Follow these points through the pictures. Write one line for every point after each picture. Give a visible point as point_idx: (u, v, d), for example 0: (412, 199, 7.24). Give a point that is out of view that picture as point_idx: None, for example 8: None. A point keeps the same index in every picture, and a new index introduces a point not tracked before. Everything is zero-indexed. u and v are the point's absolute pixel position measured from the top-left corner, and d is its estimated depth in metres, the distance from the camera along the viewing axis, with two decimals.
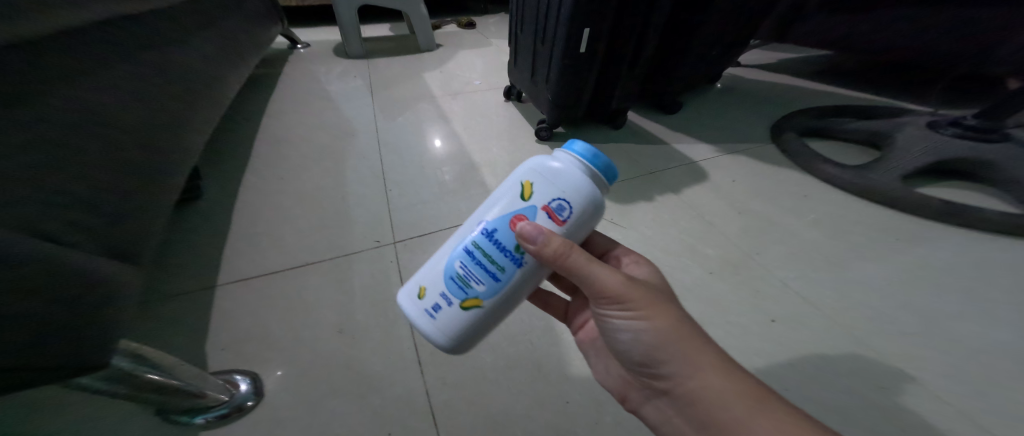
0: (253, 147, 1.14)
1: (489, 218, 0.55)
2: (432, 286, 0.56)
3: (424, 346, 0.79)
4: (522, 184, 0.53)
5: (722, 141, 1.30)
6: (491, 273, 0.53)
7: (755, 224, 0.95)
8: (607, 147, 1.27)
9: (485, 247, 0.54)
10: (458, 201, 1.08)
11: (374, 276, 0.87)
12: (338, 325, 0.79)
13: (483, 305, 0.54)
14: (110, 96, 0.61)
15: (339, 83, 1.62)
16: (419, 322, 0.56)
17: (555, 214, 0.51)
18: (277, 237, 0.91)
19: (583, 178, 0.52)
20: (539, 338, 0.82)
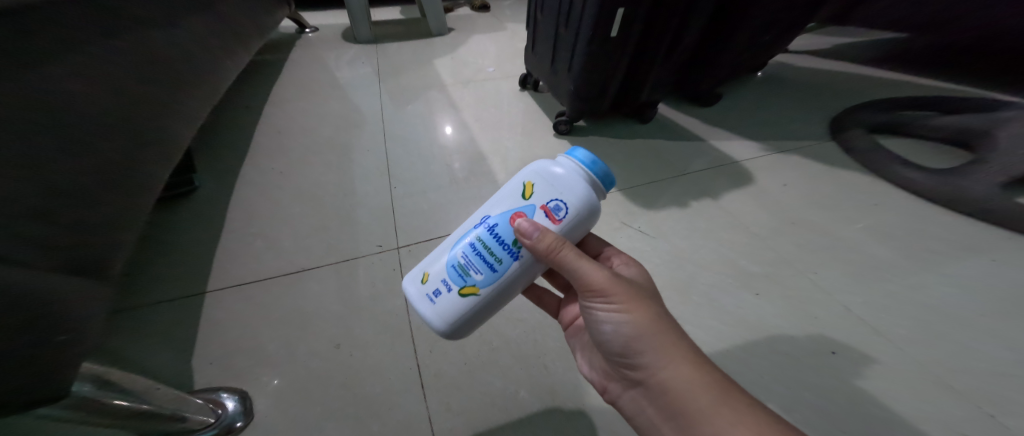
0: (250, 135, 1.06)
1: (490, 212, 0.53)
2: (435, 270, 0.54)
3: (427, 367, 0.70)
4: (523, 184, 0.52)
5: (764, 137, 1.17)
6: (490, 263, 0.51)
7: (807, 236, 0.84)
8: (635, 144, 1.16)
9: (485, 238, 0.52)
10: (469, 201, 0.98)
11: (374, 284, 0.78)
12: (333, 339, 0.70)
13: (479, 293, 0.51)
14: (90, 78, 0.52)
15: (348, 69, 1.55)
16: (419, 306, 0.54)
17: (550, 213, 0.50)
18: (270, 235, 0.81)
19: (583, 184, 0.50)
20: (554, 360, 0.74)
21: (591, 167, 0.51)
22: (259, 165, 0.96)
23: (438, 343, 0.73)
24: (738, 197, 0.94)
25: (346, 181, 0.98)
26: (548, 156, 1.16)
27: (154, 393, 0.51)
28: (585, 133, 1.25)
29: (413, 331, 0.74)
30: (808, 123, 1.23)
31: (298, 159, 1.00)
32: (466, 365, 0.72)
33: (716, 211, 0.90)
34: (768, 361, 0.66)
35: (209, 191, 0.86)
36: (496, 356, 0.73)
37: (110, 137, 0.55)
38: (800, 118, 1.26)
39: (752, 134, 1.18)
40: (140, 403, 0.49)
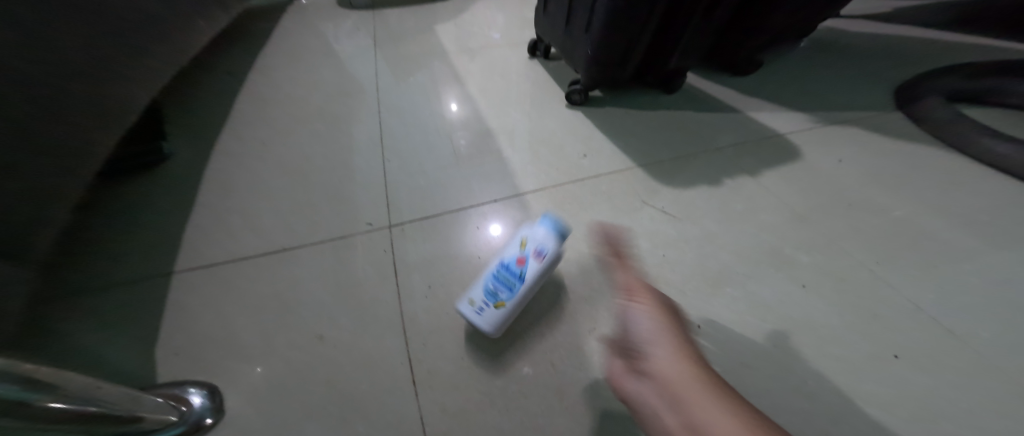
0: (231, 101, 0.95)
1: (499, 258, 0.66)
2: (474, 295, 0.64)
3: (420, 362, 0.62)
4: (514, 239, 0.67)
5: (798, 116, 1.06)
6: (515, 276, 0.63)
7: (848, 224, 0.76)
8: (668, 117, 1.09)
9: (505, 275, 0.64)
10: (472, 179, 0.89)
11: (362, 267, 0.69)
12: (314, 329, 0.60)
13: (506, 306, 0.63)
14: (27, 22, 0.44)
15: (347, 40, 1.39)
16: (472, 319, 0.63)
17: (538, 254, 0.63)
18: (245, 210, 0.71)
19: (557, 237, 0.64)
20: (563, 358, 0.65)
21: (559, 224, 0.64)
22: (238, 133, 0.86)
23: (433, 336, 0.65)
24: (772, 177, 0.86)
25: (336, 153, 0.88)
26: (560, 129, 1.05)
27: (101, 394, 0.39)
28: (600, 104, 1.15)
29: (404, 322, 0.65)
30: (852, 98, 1.11)
31: (283, 130, 0.90)
32: (464, 361, 0.64)
33: (747, 193, 0.83)
34: (802, 367, 0.59)
35: (179, 160, 0.77)
36: (498, 352, 0.65)
37: (55, 95, 0.48)
38: (843, 94, 1.13)
39: (793, 114, 1.06)
40: (87, 406, 0.38)
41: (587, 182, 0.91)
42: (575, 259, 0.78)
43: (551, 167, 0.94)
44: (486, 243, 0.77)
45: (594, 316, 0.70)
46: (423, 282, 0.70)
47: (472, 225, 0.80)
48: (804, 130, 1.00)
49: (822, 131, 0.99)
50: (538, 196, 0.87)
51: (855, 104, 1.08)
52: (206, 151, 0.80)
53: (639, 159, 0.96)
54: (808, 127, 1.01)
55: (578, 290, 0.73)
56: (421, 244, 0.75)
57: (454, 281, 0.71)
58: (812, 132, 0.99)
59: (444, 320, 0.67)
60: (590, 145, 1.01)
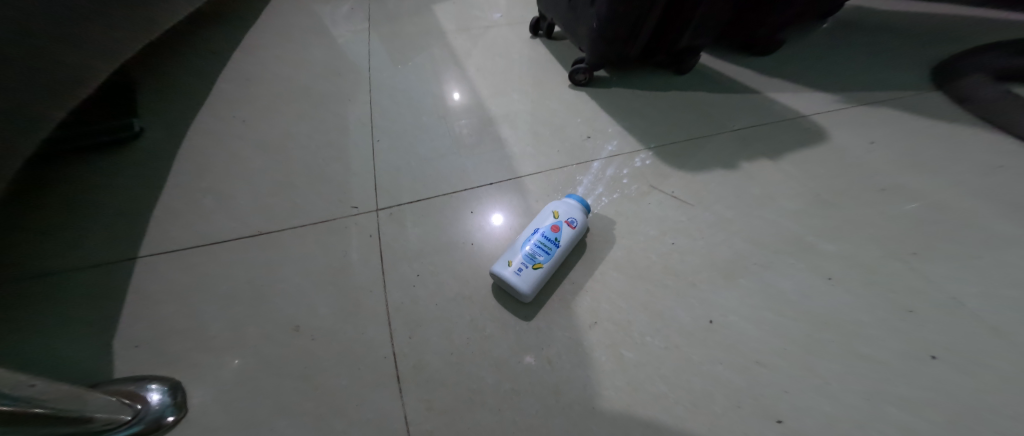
0: (211, 76, 0.89)
1: (535, 225, 0.68)
2: (513, 256, 0.64)
3: (405, 356, 0.57)
4: (543, 212, 0.70)
5: (811, 106, 1.01)
6: (552, 242, 0.65)
7: (858, 216, 0.74)
8: (686, 99, 1.05)
9: (543, 238, 0.65)
10: (467, 161, 0.84)
11: (345, 253, 0.63)
12: (290, 319, 0.55)
13: (545, 267, 0.64)
14: None
15: (347, 25, 1.26)
16: (509, 280, 0.62)
17: (570, 222, 0.67)
18: (220, 190, 0.65)
19: (584, 209, 0.70)
20: (560, 353, 0.60)
21: (585, 200, 0.70)
22: (217, 110, 0.80)
23: (421, 328, 0.60)
24: (781, 167, 0.84)
25: (322, 132, 0.82)
26: (562, 110, 0.99)
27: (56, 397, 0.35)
28: (605, 84, 1.08)
29: (389, 312, 0.60)
30: (868, 87, 1.07)
31: (267, 108, 0.84)
32: (453, 355, 0.59)
33: (753, 184, 0.81)
34: (822, 367, 0.57)
35: (148, 137, 0.71)
36: (490, 346, 0.60)
37: None
38: (857, 83, 1.08)
39: (803, 105, 1.01)
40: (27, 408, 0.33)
41: (589, 166, 0.85)
42: (575, 247, 0.72)
43: (553, 149, 0.88)
44: (483, 229, 0.72)
45: (596, 309, 0.65)
46: (412, 270, 0.65)
47: (465, 211, 0.75)
48: (812, 117, 0.97)
49: (835, 120, 0.95)
50: (537, 179, 0.81)
51: (870, 92, 1.04)
52: (177, 128, 0.74)
53: (654, 139, 0.92)
54: (819, 115, 0.97)
55: (579, 281, 0.68)
56: (409, 230, 0.70)
57: (445, 271, 0.66)
58: (823, 123, 0.94)
59: (433, 312, 0.62)
60: (593, 127, 0.95)
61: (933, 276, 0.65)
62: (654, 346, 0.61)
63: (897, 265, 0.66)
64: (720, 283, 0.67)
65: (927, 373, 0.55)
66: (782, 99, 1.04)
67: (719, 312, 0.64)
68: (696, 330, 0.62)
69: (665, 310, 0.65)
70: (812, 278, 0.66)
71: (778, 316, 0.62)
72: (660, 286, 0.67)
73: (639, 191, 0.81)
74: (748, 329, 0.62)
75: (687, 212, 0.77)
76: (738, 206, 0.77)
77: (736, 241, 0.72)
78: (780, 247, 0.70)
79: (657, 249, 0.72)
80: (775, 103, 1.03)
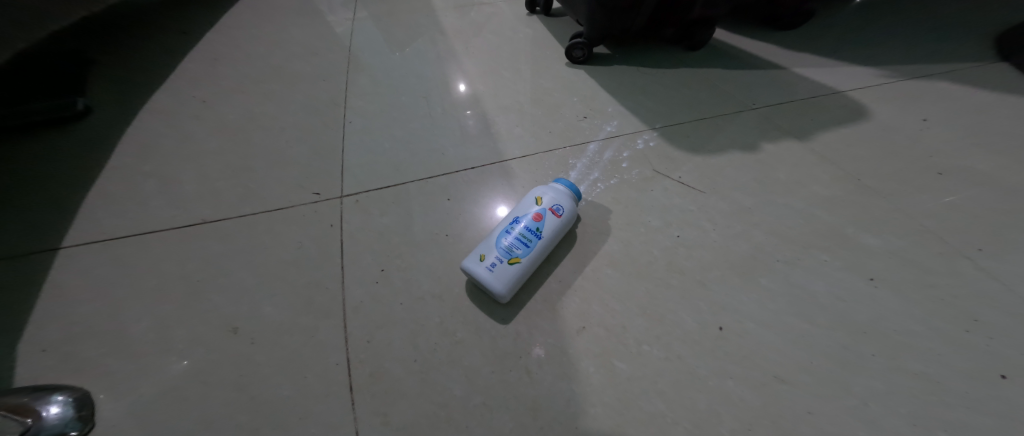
0: (177, 58, 0.82)
1: (514, 213, 0.59)
2: (488, 248, 0.56)
3: (361, 363, 0.49)
4: (525, 198, 0.61)
5: (844, 81, 0.89)
6: (533, 233, 0.57)
7: (902, 203, 0.62)
8: (698, 77, 0.93)
9: (523, 228, 0.57)
10: (447, 143, 0.75)
11: (300, 244, 0.56)
12: (227, 319, 0.48)
13: (523, 262, 0.55)
14: None
15: (345, 12, 1.09)
16: (482, 277, 0.54)
17: (554, 211, 0.59)
18: (167, 174, 0.59)
19: (572, 197, 0.61)
20: (541, 363, 0.52)
21: (575, 187, 0.62)
22: (177, 90, 0.73)
23: (381, 331, 0.52)
24: (808, 149, 0.73)
25: (290, 113, 0.75)
26: (558, 89, 0.89)
27: None
28: (606, 62, 0.98)
29: (346, 312, 0.52)
30: (908, 60, 0.94)
31: (233, 88, 0.77)
32: (417, 363, 0.51)
33: (774, 169, 0.70)
34: (857, 384, 0.47)
35: (92, 120, 0.65)
36: (461, 353, 0.53)
37: None
38: (895, 55, 0.96)
39: (833, 80, 0.89)
40: None
41: (584, 148, 0.76)
42: (565, 240, 0.64)
43: (544, 130, 0.79)
44: (461, 219, 0.64)
45: (585, 311, 0.57)
46: (376, 264, 0.57)
47: (441, 197, 0.66)
48: (844, 93, 0.85)
49: (870, 96, 0.83)
50: (524, 163, 0.72)
51: (912, 65, 0.92)
52: (128, 111, 0.67)
53: (660, 119, 0.82)
54: (852, 90, 0.85)
55: (567, 279, 0.60)
56: (377, 220, 0.62)
57: (415, 266, 0.59)
58: (857, 99, 0.83)
59: (398, 312, 0.54)
60: (591, 106, 0.85)
61: (994, 276, 0.54)
62: (651, 356, 0.52)
63: (950, 263, 0.55)
64: (734, 283, 0.57)
65: (990, 395, 0.45)
66: (808, 74, 0.92)
67: (732, 316, 0.54)
68: (703, 338, 0.53)
69: (666, 314, 0.56)
70: (846, 277, 0.55)
71: (803, 323, 0.52)
72: (661, 285, 0.58)
73: (641, 177, 0.71)
74: (768, 337, 0.52)
75: (696, 200, 0.67)
76: (755, 193, 0.67)
77: (753, 233, 0.62)
78: (806, 240, 0.60)
79: (659, 242, 0.63)
80: (800, 79, 0.91)
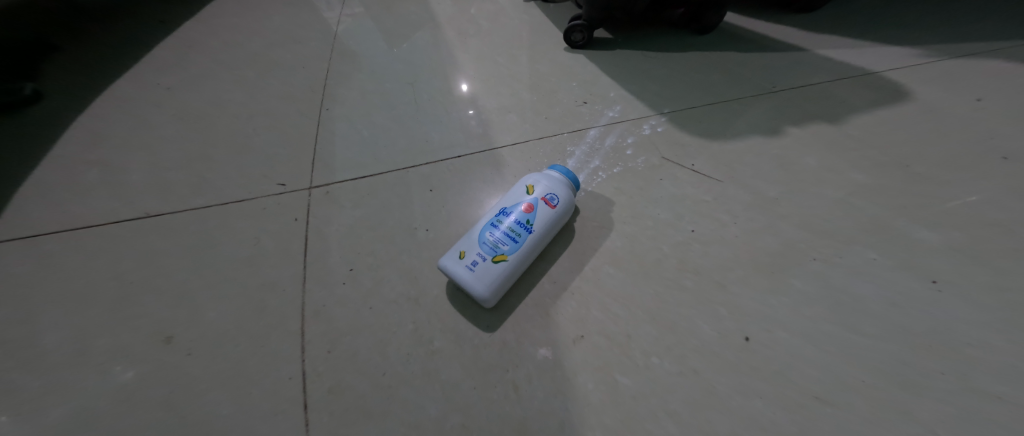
0: (149, 49, 0.76)
1: (502, 204, 0.52)
2: (470, 243, 0.49)
3: (319, 377, 0.42)
4: (515, 188, 0.54)
5: (873, 60, 0.80)
6: (522, 227, 0.49)
7: (957, 190, 0.53)
8: (710, 59, 0.85)
9: (510, 221, 0.50)
10: (432, 131, 0.68)
11: (256, 240, 0.49)
12: (160, 327, 0.41)
13: (510, 259, 0.48)
14: None
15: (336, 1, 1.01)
16: (462, 278, 0.47)
17: (547, 201, 0.51)
18: (114, 165, 0.53)
19: (569, 186, 0.53)
20: (532, 377, 0.45)
21: (573, 174, 0.54)
22: (141, 78, 0.68)
23: (345, 338, 0.45)
24: (840, 132, 0.64)
25: (261, 100, 0.68)
26: (555, 74, 0.82)
27: None
28: (608, 46, 0.90)
29: (305, 317, 0.45)
30: (945, 37, 0.84)
31: (202, 75, 0.71)
32: (384, 376, 0.44)
33: (803, 155, 0.62)
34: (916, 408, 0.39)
35: (39, 112, 0.59)
36: (438, 365, 0.45)
37: None
38: (930, 33, 0.86)
39: (862, 60, 0.80)
40: None
41: (583, 134, 0.69)
42: (561, 236, 0.56)
43: (539, 116, 0.72)
44: (444, 213, 0.57)
45: (583, 317, 0.49)
46: (344, 262, 0.50)
47: (422, 188, 0.59)
48: (876, 73, 0.76)
49: (906, 75, 0.74)
50: (516, 151, 0.65)
51: (949, 43, 0.82)
52: (78, 104, 0.61)
53: (668, 103, 0.74)
54: (884, 70, 0.76)
55: (563, 280, 0.52)
56: (349, 213, 0.55)
57: (388, 264, 0.51)
58: (890, 79, 0.74)
59: (365, 318, 0.47)
60: (591, 91, 0.77)
61: None
62: (662, 370, 0.45)
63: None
64: (761, 285, 0.49)
65: None
66: (832, 55, 0.83)
67: (759, 324, 0.47)
68: (725, 350, 0.46)
69: (678, 321, 0.48)
70: (900, 277, 0.47)
71: (850, 333, 0.44)
72: (672, 287, 0.51)
73: (647, 165, 0.64)
74: (805, 350, 0.44)
75: (711, 190, 0.59)
76: (780, 181, 0.59)
77: (780, 227, 0.54)
78: (846, 234, 0.51)
79: (670, 237, 0.55)
80: (824, 59, 0.82)
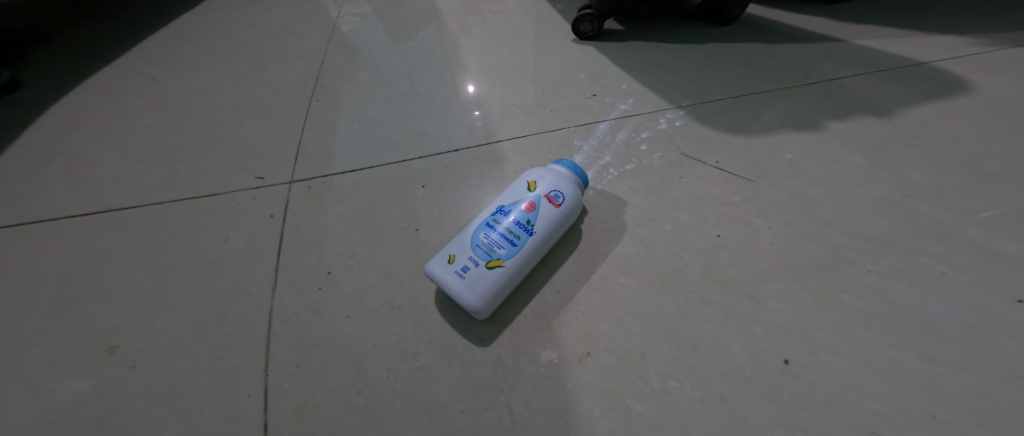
0: (139, 40, 0.71)
1: (501, 202, 0.46)
2: (461, 246, 0.43)
3: (282, 395, 0.36)
4: (515, 184, 0.48)
5: (918, 50, 0.72)
6: (522, 228, 0.43)
7: None
8: (732, 51, 0.78)
9: (509, 221, 0.44)
10: (428, 124, 0.63)
11: (224, 239, 0.44)
12: (105, 336, 0.36)
13: (506, 265, 0.42)
14: None
15: None
16: (451, 286, 0.41)
17: (551, 200, 0.45)
18: (82, 157, 0.49)
19: (577, 183, 0.47)
20: (529, 400, 0.39)
21: (581, 170, 0.48)
22: (127, 68, 0.64)
23: (316, 350, 0.39)
24: (892, 127, 0.57)
25: (247, 89, 0.64)
26: (562, 65, 0.76)
27: None
28: (619, 37, 0.84)
29: (273, 325, 0.40)
30: (998, 26, 0.76)
31: (189, 64, 0.67)
32: (358, 396, 0.38)
33: (849, 153, 0.55)
34: None
35: (13, 105, 0.55)
36: (422, 384, 0.39)
37: None
38: (980, 22, 0.78)
39: (906, 51, 0.72)
40: None
41: (593, 128, 0.62)
42: (567, 239, 0.50)
43: (545, 109, 0.66)
44: (436, 212, 0.51)
45: (591, 332, 0.43)
46: (321, 264, 0.45)
47: (414, 185, 0.54)
48: (922, 64, 0.68)
49: (958, 66, 0.66)
50: (518, 146, 0.60)
51: (1003, 32, 0.74)
52: (55, 98, 0.57)
53: (687, 96, 0.67)
54: (932, 61, 0.68)
55: (567, 289, 0.46)
56: (331, 210, 0.50)
57: (371, 267, 0.46)
58: (941, 70, 0.66)
59: (341, 327, 0.41)
60: (601, 83, 0.71)
61: None
62: (683, 396, 0.38)
63: None
64: (804, 301, 0.43)
65: None
66: (870, 46, 0.75)
67: (802, 345, 0.40)
68: (760, 375, 0.39)
69: (703, 338, 0.41)
70: (987, 296, 0.40)
71: (918, 361, 0.37)
72: (695, 300, 0.44)
73: (664, 162, 0.57)
74: (861, 378, 0.37)
75: (739, 191, 0.53)
76: (823, 182, 0.52)
77: (825, 233, 0.47)
78: (911, 243, 0.45)
79: (692, 243, 0.48)
80: (861, 50, 0.74)
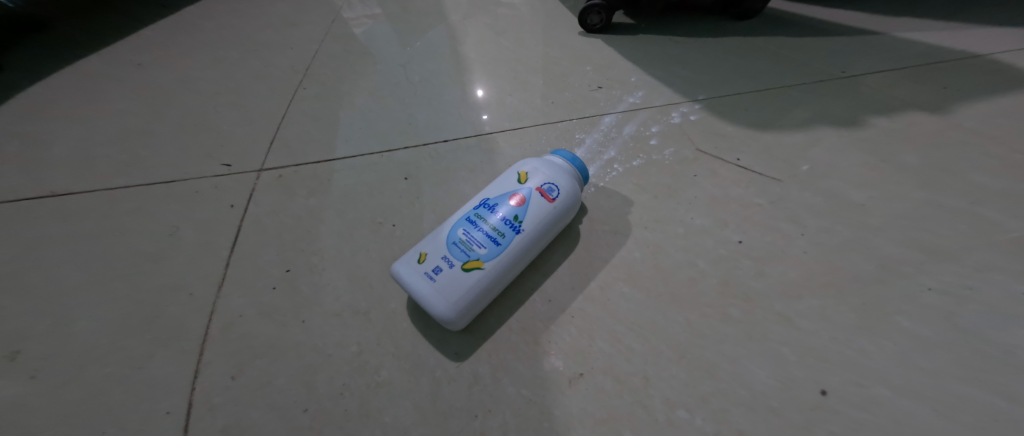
0: (131, 31, 0.68)
1: (487, 195, 0.40)
2: (437, 243, 0.37)
3: (210, 413, 0.31)
4: (505, 175, 0.41)
5: (969, 43, 0.64)
6: (509, 225, 0.37)
7: None
8: (756, 42, 0.71)
9: (494, 216, 0.37)
10: (418, 114, 0.58)
11: (174, 230, 0.40)
12: (13, 338, 0.32)
13: (486, 267, 0.35)
14: None
15: None
16: (420, 289, 0.35)
17: (544, 194, 0.39)
18: (49, 143, 0.47)
19: (575, 177, 0.41)
20: (506, 429, 0.32)
21: (581, 163, 0.42)
22: (115, 54, 0.62)
23: (260, 359, 0.34)
24: (945, 125, 0.50)
25: (232, 75, 0.60)
26: (567, 58, 0.70)
27: None
28: (629, 31, 0.78)
29: (214, 329, 0.35)
30: None
31: (177, 50, 0.64)
32: (301, 416, 0.32)
33: (899, 151, 0.47)
34: None
35: None
36: (379, 403, 0.33)
37: None
38: None
39: (957, 44, 0.64)
40: None
41: (597, 121, 0.56)
42: (562, 240, 0.44)
43: (545, 101, 0.61)
44: (417, 207, 0.46)
45: (584, 348, 0.36)
46: (280, 262, 0.40)
47: (395, 177, 0.49)
48: (974, 58, 0.60)
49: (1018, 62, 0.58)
50: (514, 139, 0.54)
51: None
52: (32, 89, 0.54)
53: (704, 89, 0.61)
54: (990, 55, 0.60)
55: (559, 298, 0.39)
56: (300, 202, 0.45)
57: (335, 265, 0.40)
58: (1000, 65, 0.58)
59: (292, 334, 0.36)
60: (608, 75, 0.65)
61: None
62: (692, 430, 0.31)
63: None
64: (847, 322, 0.35)
65: None
66: (914, 38, 0.67)
67: (843, 375, 0.32)
68: (794, 411, 0.31)
69: (721, 362, 0.34)
70: None
71: (998, 400, 0.30)
72: (712, 316, 0.37)
73: (677, 158, 0.50)
74: (923, 420, 0.29)
75: (765, 192, 0.45)
76: (864, 183, 0.45)
77: (870, 242, 0.40)
78: (979, 257, 0.37)
79: (709, 250, 0.41)
80: (904, 43, 0.66)
